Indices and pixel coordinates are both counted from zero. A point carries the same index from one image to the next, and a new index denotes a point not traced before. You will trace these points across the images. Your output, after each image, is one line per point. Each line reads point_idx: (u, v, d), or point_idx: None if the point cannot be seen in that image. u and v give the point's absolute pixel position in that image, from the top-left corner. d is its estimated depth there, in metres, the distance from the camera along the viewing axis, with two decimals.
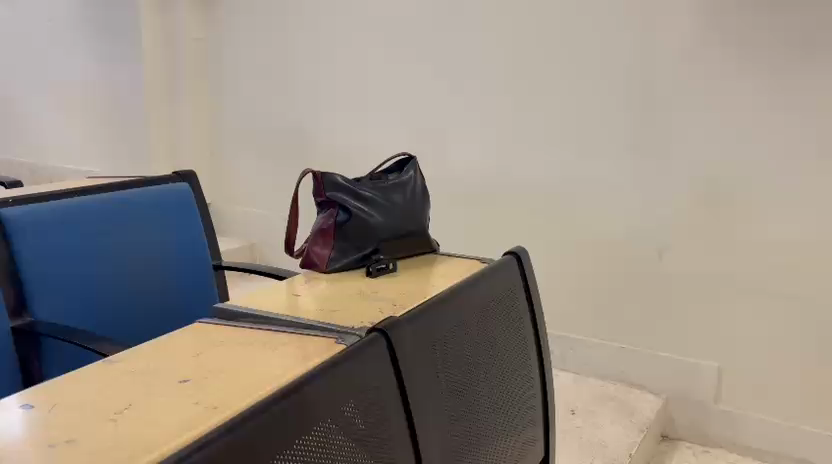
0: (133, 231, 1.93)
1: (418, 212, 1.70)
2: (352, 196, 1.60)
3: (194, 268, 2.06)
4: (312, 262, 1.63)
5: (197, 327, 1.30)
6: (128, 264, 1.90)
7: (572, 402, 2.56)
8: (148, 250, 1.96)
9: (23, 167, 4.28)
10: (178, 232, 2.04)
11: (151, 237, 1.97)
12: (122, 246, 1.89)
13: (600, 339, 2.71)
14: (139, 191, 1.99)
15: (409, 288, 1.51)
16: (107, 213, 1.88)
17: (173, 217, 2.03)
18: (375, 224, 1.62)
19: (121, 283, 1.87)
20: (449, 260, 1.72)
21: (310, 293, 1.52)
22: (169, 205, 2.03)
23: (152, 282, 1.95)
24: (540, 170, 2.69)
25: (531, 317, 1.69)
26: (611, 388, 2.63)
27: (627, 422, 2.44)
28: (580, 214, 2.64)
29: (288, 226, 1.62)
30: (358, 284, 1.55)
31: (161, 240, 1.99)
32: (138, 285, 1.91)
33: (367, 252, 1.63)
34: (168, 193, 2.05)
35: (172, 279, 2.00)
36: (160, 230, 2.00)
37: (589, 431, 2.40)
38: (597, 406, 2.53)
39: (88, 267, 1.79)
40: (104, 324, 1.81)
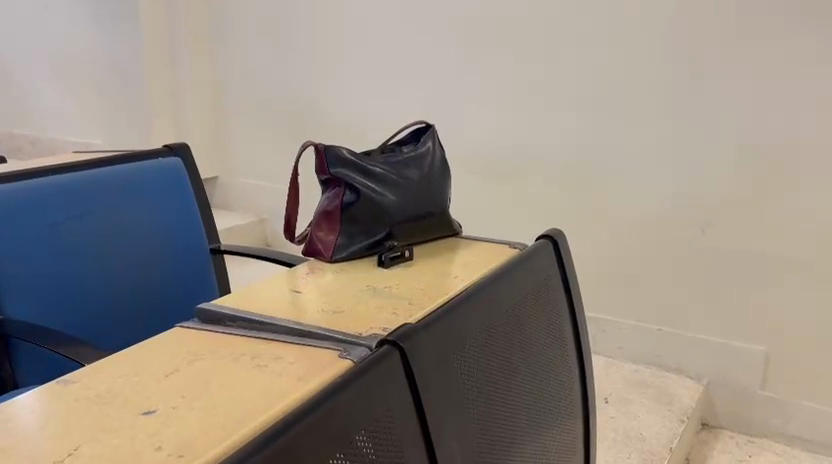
0: (117, 214, 1.72)
1: (437, 192, 1.47)
2: (360, 173, 1.38)
3: (189, 251, 1.86)
4: (317, 251, 1.42)
5: (177, 335, 1.09)
6: (113, 252, 1.70)
7: (605, 389, 2.34)
8: (135, 234, 1.75)
9: (23, 140, 4.07)
10: (168, 211, 1.83)
11: (137, 219, 1.77)
12: (105, 232, 1.69)
13: (637, 322, 2.44)
14: (122, 167, 1.77)
15: (427, 282, 1.29)
16: (86, 194, 1.67)
17: (162, 196, 1.83)
18: (387, 206, 1.40)
19: (107, 274, 1.68)
20: (472, 247, 1.49)
21: (312, 286, 1.30)
22: (157, 182, 1.83)
23: (141, 271, 1.75)
24: (566, 142, 2.43)
25: (568, 311, 1.47)
26: (646, 374, 2.40)
27: (665, 412, 2.22)
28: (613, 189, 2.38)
29: (286, 209, 1.40)
30: (368, 277, 1.32)
31: (149, 222, 1.79)
32: (126, 276, 1.72)
33: (378, 238, 1.40)
34: (156, 168, 1.84)
35: (164, 267, 1.80)
36: (148, 211, 1.79)
37: (624, 423, 2.18)
38: (633, 394, 2.31)
39: (67, 256, 1.59)
40: (90, 323, 1.63)
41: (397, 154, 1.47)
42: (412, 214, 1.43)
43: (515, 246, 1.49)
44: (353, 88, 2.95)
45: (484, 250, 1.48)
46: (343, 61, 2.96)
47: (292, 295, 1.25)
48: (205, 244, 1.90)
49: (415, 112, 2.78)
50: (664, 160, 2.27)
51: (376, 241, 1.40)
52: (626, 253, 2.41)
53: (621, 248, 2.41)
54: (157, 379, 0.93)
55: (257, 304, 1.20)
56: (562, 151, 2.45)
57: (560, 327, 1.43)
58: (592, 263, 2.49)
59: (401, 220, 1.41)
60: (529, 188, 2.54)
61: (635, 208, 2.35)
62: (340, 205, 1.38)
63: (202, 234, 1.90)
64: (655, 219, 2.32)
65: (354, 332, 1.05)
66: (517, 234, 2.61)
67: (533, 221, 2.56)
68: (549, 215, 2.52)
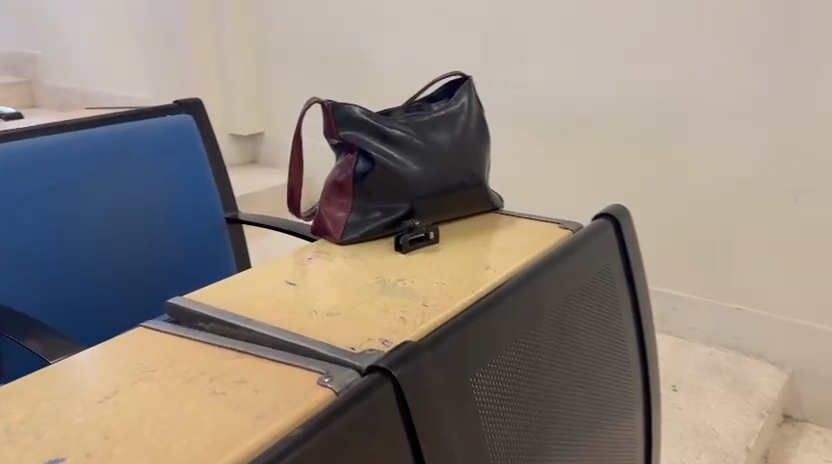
0: (108, 191, 1.55)
1: (471, 158, 1.22)
2: (374, 136, 1.15)
3: (194, 236, 1.67)
4: (326, 230, 1.19)
5: (138, 339, 0.89)
6: (103, 236, 1.52)
7: (674, 376, 2.05)
8: (130, 216, 1.57)
9: (71, 95, 3.98)
10: (172, 177, 1.64)
11: (133, 198, 1.59)
12: (94, 212, 1.52)
13: (709, 299, 2.13)
14: (122, 136, 1.59)
15: (452, 273, 1.04)
16: (74, 168, 1.49)
17: (166, 170, 1.64)
18: (408, 176, 1.15)
19: (94, 261, 1.50)
20: (514, 226, 1.24)
21: (310, 276, 1.07)
22: (161, 155, 1.64)
23: (135, 259, 1.57)
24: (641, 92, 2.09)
25: (629, 307, 1.20)
26: (721, 358, 2.09)
27: (742, 404, 1.93)
28: (694, 149, 2.03)
29: (288, 180, 1.17)
30: (382, 265, 1.09)
31: (147, 201, 1.61)
32: (116, 264, 1.54)
33: (397, 215, 1.16)
34: (161, 137, 1.64)
35: (161, 253, 1.62)
36: (147, 188, 1.61)
37: (693, 417, 1.90)
38: (705, 382, 2.02)
39: (47, 238, 1.43)
40: (70, 317, 1.46)
41: (423, 112, 1.22)
42: (438, 187, 1.18)
43: (567, 228, 1.22)
44: (399, 33, 2.66)
45: (528, 231, 1.22)
46: (389, 3, 2.66)
47: (284, 285, 1.03)
48: (214, 227, 1.70)
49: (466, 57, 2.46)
50: (757, 115, 1.90)
51: (394, 219, 1.16)
52: (704, 223, 2.07)
53: (698, 216, 2.08)
54: (85, 408, 0.73)
55: (238, 298, 0.98)
56: (635, 102, 2.11)
57: (616, 328, 1.16)
58: (667, 235, 2.15)
59: (425, 193, 1.17)
60: (593, 145, 2.22)
61: (718, 171, 2.01)
62: (352, 176, 1.15)
63: (213, 216, 1.70)
64: (742, 183, 1.98)
65: (346, 346, 0.82)
66: (576, 195, 2.29)
67: (596, 182, 2.24)
68: (615, 175, 2.20)
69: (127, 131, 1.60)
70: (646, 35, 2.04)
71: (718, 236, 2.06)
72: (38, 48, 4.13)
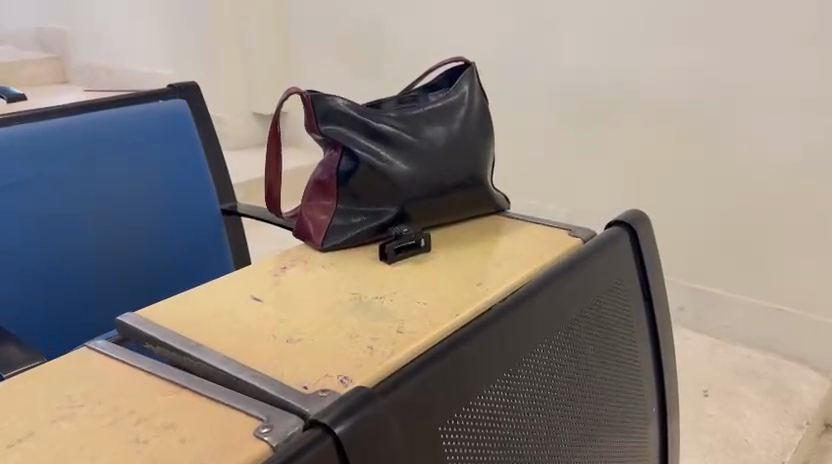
0: (108, 187, 1.41)
1: (470, 156, 1.09)
2: (361, 131, 1.03)
3: (197, 239, 1.53)
4: (307, 234, 1.07)
5: (76, 363, 0.80)
6: (102, 238, 1.39)
7: (705, 379, 1.89)
8: (131, 216, 1.44)
9: (98, 72, 3.93)
10: (171, 169, 1.50)
11: (134, 196, 1.45)
12: (93, 212, 1.38)
13: (748, 298, 1.95)
14: (125, 128, 1.45)
15: (438, 288, 0.92)
16: (70, 162, 1.36)
17: (170, 167, 1.50)
18: (397, 177, 1.03)
19: (90, 265, 1.37)
20: (518, 231, 1.11)
21: (280, 288, 0.94)
22: (166, 150, 1.50)
23: (134, 263, 1.44)
24: (690, 70, 1.89)
25: (645, 323, 1.06)
26: (759, 360, 1.93)
27: (780, 413, 1.75)
28: (745, 136, 1.83)
29: (266, 179, 1.07)
30: (362, 275, 0.97)
31: (149, 200, 1.47)
32: (115, 269, 1.41)
33: (385, 220, 1.05)
34: (167, 132, 1.51)
35: (163, 257, 1.48)
36: (150, 186, 1.47)
37: (724, 422, 1.74)
38: (739, 386, 1.85)
39: (40, 240, 1.29)
40: (62, 326, 1.33)
41: (418, 104, 1.10)
42: (432, 188, 1.06)
43: (578, 235, 1.08)
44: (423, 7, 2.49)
45: (534, 237, 1.08)
46: None
47: (247, 300, 0.90)
48: (216, 230, 1.57)
49: (498, 29, 2.26)
50: (814, 100, 1.71)
51: (381, 224, 1.05)
52: (750, 217, 1.88)
53: (743, 209, 1.89)
54: None
55: (195, 315, 0.87)
56: (683, 81, 1.91)
57: (631, 347, 1.02)
58: (708, 229, 1.97)
59: (416, 196, 1.05)
60: (633, 129, 2.03)
61: (764, 161, 1.82)
62: (335, 176, 1.04)
63: (216, 219, 1.57)
64: (795, 175, 1.78)
65: (297, 386, 0.72)
66: (612, 181, 2.11)
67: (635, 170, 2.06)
68: (655, 162, 2.02)
69: (131, 122, 1.46)
70: (696, 7, 1.84)
71: (766, 233, 1.87)
72: (65, 24, 4.08)
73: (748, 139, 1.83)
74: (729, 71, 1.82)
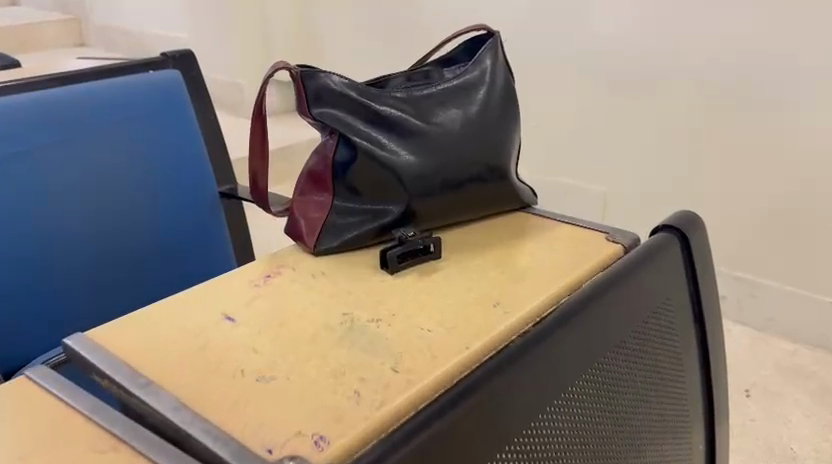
0: (84, 172, 1.17)
1: (491, 144, 0.93)
2: (359, 114, 0.87)
3: (193, 232, 1.28)
4: (298, 233, 0.92)
5: (6, 396, 0.66)
6: (77, 234, 1.15)
7: (747, 376, 1.72)
8: (114, 206, 1.19)
9: (113, 32, 3.77)
10: (170, 143, 1.26)
11: (117, 181, 1.20)
12: (66, 204, 1.14)
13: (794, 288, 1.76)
14: (105, 102, 1.20)
15: (447, 307, 0.77)
16: (35, 142, 1.11)
17: (160, 147, 1.25)
18: (402, 170, 0.88)
19: (65, 266, 1.13)
20: (546, 233, 0.95)
21: (259, 305, 0.78)
22: (154, 127, 1.25)
23: (118, 262, 1.20)
24: (731, 42, 1.69)
25: (694, 344, 0.90)
26: (808, 359, 1.75)
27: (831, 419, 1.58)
28: (793, 117, 1.64)
29: (250, 168, 0.92)
30: (359, 290, 0.81)
31: (136, 186, 1.22)
32: (94, 269, 1.17)
33: (388, 221, 0.89)
34: (156, 105, 1.25)
35: (153, 254, 1.24)
36: (135, 169, 1.22)
37: (768, 428, 1.56)
38: (784, 387, 1.68)
39: (20, 232, 1.08)
40: (33, 340, 1.10)
41: (430, 82, 0.94)
42: (443, 184, 0.90)
43: (620, 241, 0.91)
44: None
45: (564, 243, 0.92)
46: None
47: (217, 320, 0.76)
48: (215, 220, 1.32)
49: None
50: None
51: (384, 225, 0.89)
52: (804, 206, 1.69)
53: (792, 198, 1.70)
54: None
55: (156, 337, 0.73)
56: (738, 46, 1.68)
57: (680, 373, 0.86)
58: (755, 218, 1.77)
59: (425, 193, 0.89)
60: (669, 106, 1.84)
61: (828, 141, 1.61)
62: (330, 167, 0.88)
63: (214, 209, 1.31)
64: None
65: (259, 448, 0.57)
66: (645, 164, 1.93)
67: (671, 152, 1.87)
68: (693, 144, 1.82)
69: (114, 94, 1.21)
70: None
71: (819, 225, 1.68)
72: None
73: (804, 120, 1.63)
74: (775, 45, 1.62)
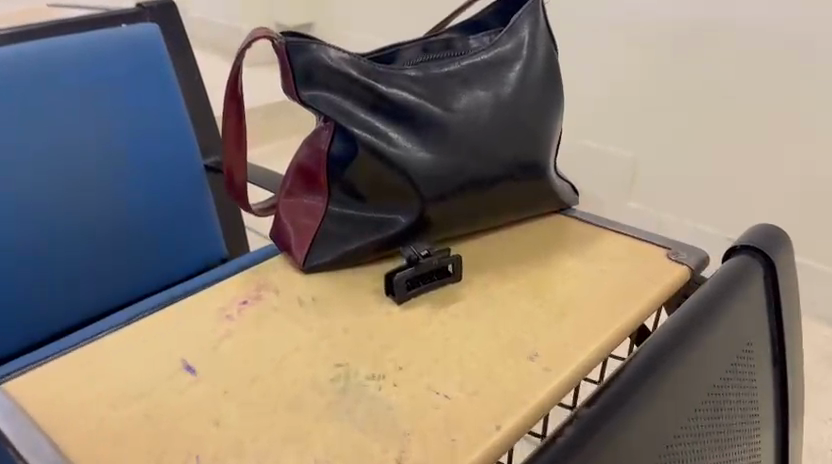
0: (54, 150, 0.89)
1: (527, 136, 0.74)
2: (360, 98, 0.68)
3: (191, 220, 1.02)
4: (285, 243, 0.74)
5: None
6: (43, 230, 0.88)
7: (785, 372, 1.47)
8: (92, 192, 0.92)
9: None
10: (161, 110, 0.97)
11: (96, 160, 0.92)
12: (28, 192, 0.87)
13: None
14: (82, 57, 0.91)
15: (466, 361, 0.59)
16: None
17: (152, 117, 0.97)
18: (415, 170, 0.69)
19: (30, 270, 0.87)
20: (593, 246, 0.76)
21: (232, 349, 0.62)
22: (144, 90, 0.96)
23: (101, 261, 0.93)
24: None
25: (771, 395, 0.72)
26: None
27: None
28: None
29: (224, 158, 0.74)
30: (357, 327, 0.64)
31: (120, 166, 0.94)
32: (67, 271, 0.91)
33: (396, 232, 0.71)
34: (147, 62, 0.96)
35: (144, 249, 0.98)
36: (119, 145, 0.94)
37: (808, 425, 1.32)
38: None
39: None
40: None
41: (453, 54, 0.74)
42: (466, 185, 0.72)
43: (685, 261, 0.73)
44: None
45: (615, 262, 0.73)
46: None
47: (176, 372, 0.59)
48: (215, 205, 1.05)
49: None
50: None
51: (391, 237, 0.71)
52: None
53: None
54: None
55: (95, 398, 0.57)
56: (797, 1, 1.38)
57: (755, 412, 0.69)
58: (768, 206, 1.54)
59: (443, 198, 0.71)
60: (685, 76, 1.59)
61: None
62: (324, 162, 0.71)
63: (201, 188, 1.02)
64: None
65: None
66: (654, 139, 1.69)
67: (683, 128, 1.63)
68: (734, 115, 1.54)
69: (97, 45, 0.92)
70: None
71: None
72: None
73: None
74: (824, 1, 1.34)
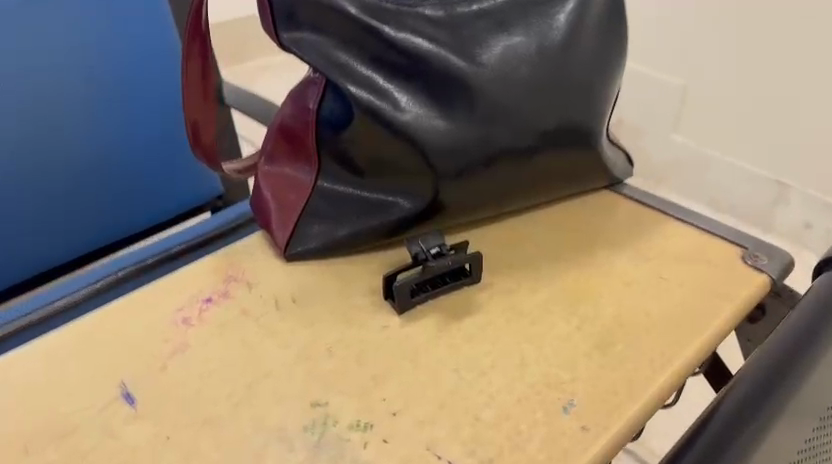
0: (42, 111, 0.73)
1: (577, 95, 0.56)
2: (361, 46, 0.52)
3: (191, 198, 0.86)
4: (265, 219, 0.60)
5: None
6: (17, 210, 0.73)
7: None
8: (68, 148, 0.76)
9: None
10: (155, 46, 0.80)
11: (80, 115, 0.76)
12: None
13: None
14: None
15: (476, 407, 0.46)
16: None
17: (147, 71, 0.80)
18: (425, 139, 0.53)
19: None
20: (648, 237, 0.61)
21: (185, 370, 0.49)
22: (145, 43, 0.79)
23: (83, 243, 0.79)
24: None
25: None
26: None
27: None
28: None
29: (186, 111, 0.57)
30: (344, 348, 0.50)
31: (114, 133, 0.79)
32: (45, 259, 0.76)
33: (401, 216, 0.57)
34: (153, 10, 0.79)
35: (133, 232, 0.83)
36: (115, 108, 0.78)
37: None
38: None
39: None
40: None
41: None
42: (492, 159, 0.56)
43: (764, 268, 0.58)
44: None
45: (676, 265, 0.58)
46: None
47: (110, 403, 0.47)
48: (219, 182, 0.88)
49: None
50: None
51: (393, 223, 0.57)
52: None
53: None
54: None
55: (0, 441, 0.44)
56: None
57: None
58: None
59: (459, 175, 0.55)
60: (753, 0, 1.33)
61: None
62: (312, 126, 0.55)
63: None
64: None
65: None
66: (708, 73, 1.46)
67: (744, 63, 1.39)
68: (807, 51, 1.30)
69: None
70: None
71: None
72: None
73: None
74: None
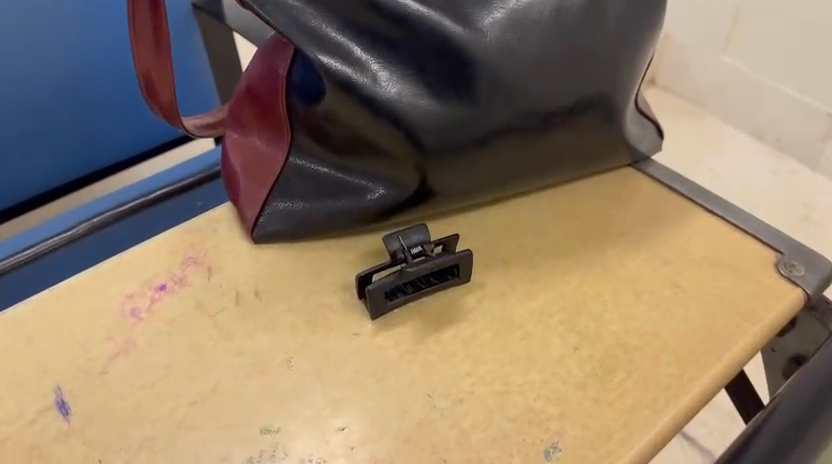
0: (35, 37, 0.65)
1: (597, 64, 0.47)
2: (334, 7, 0.43)
3: None
4: (233, 191, 0.53)
5: None
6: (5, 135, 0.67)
7: None
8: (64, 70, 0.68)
9: None
10: None
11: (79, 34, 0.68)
12: None
13: None
14: None
15: (445, 444, 0.41)
16: None
17: None
18: (409, 119, 0.45)
19: None
20: (668, 232, 0.53)
21: (129, 376, 0.44)
22: None
23: (72, 170, 0.73)
24: None
25: None
26: None
27: None
28: None
29: (137, 64, 0.49)
30: (305, 358, 0.45)
31: (114, 61, 0.71)
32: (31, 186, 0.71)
33: (383, 199, 0.49)
34: None
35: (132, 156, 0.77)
36: (116, 36, 0.70)
37: None
38: None
39: None
40: None
41: None
42: (490, 141, 0.47)
43: (800, 282, 0.49)
44: None
45: (696, 272, 0.50)
46: None
47: (43, 412, 0.42)
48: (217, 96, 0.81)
49: None
50: None
51: (376, 207, 0.49)
52: None
53: None
54: None
55: None
56: None
57: None
58: None
59: (450, 158, 0.47)
60: None
61: None
62: (282, 93, 0.48)
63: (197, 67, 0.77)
64: None
65: None
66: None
67: None
68: None
69: None
70: None
71: None
72: None
73: None
74: None
